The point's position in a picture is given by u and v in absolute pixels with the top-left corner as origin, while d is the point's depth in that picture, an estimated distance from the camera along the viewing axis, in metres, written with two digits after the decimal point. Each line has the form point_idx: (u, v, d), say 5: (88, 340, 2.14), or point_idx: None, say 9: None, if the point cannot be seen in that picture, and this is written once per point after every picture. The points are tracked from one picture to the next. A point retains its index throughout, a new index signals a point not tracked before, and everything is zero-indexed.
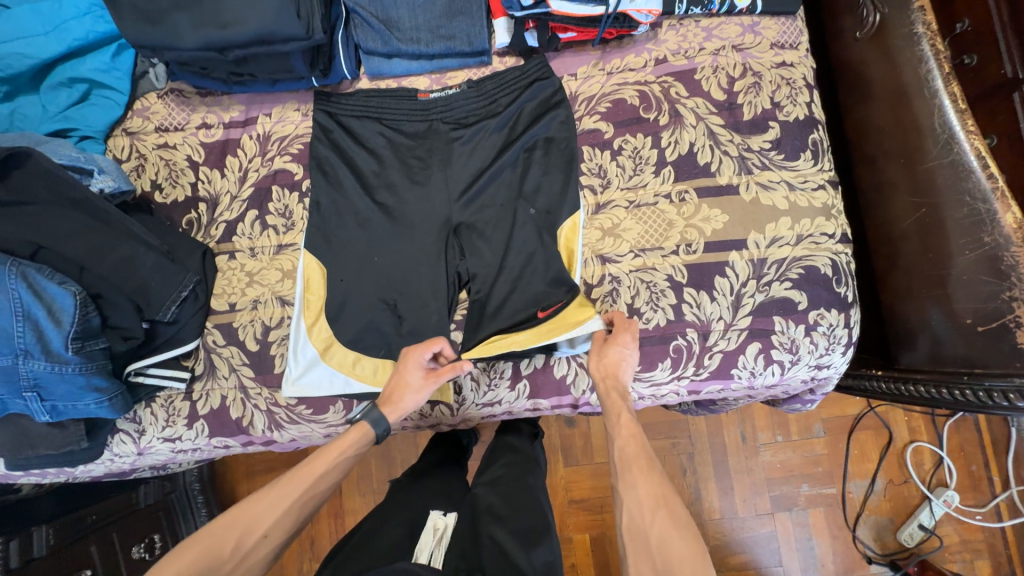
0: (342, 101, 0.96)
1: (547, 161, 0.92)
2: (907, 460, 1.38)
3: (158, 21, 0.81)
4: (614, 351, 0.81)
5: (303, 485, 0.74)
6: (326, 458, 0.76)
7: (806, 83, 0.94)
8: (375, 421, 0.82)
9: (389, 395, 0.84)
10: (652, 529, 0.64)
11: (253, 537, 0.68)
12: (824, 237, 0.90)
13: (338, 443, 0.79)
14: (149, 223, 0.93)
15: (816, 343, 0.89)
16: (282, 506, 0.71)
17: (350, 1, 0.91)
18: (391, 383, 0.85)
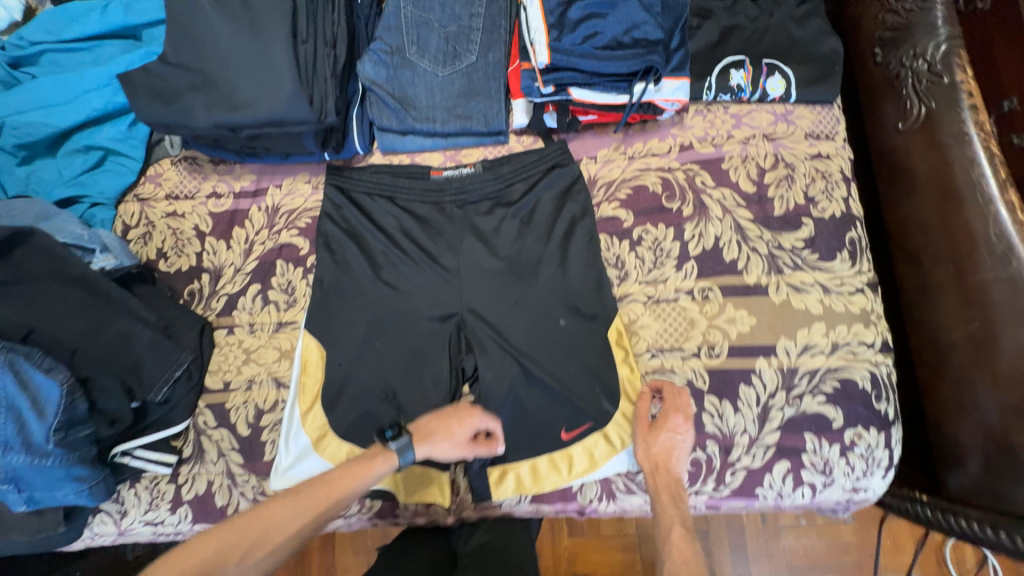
0: (355, 175, 0.93)
1: (564, 252, 0.88)
2: (946, 558, 1.25)
3: (172, 101, 0.80)
4: (664, 437, 0.77)
5: (316, 504, 0.72)
6: (348, 478, 0.74)
7: (843, 177, 0.88)
8: (399, 451, 0.75)
9: (424, 430, 0.79)
10: None
11: (252, 555, 0.67)
12: (863, 347, 0.82)
13: (365, 464, 0.75)
14: (150, 294, 0.90)
15: (852, 465, 0.80)
16: (291, 523, 0.70)
17: (366, 80, 0.90)
18: (430, 420, 0.80)
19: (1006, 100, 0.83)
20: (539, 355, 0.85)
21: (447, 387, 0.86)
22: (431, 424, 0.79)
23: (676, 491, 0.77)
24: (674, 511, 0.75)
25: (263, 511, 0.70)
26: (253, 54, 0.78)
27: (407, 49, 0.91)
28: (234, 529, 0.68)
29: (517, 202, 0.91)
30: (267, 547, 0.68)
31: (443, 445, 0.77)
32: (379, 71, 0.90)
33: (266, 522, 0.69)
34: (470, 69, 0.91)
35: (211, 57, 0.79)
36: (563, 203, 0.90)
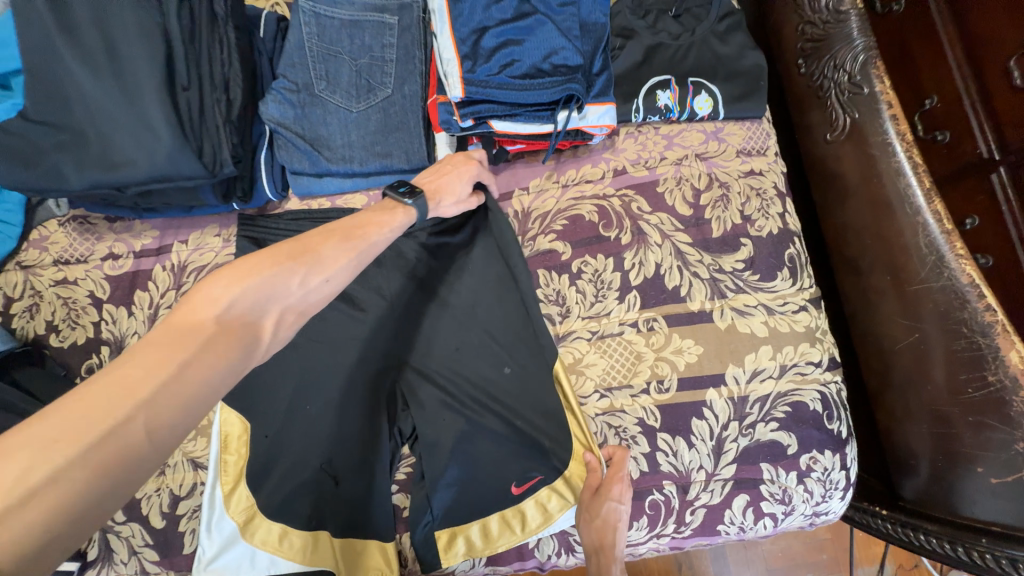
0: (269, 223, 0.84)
1: (495, 293, 0.81)
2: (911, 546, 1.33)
3: (36, 161, 0.70)
4: (607, 506, 0.71)
5: (358, 239, 0.62)
6: (372, 220, 0.65)
7: (777, 193, 0.86)
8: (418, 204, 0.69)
9: (431, 187, 0.73)
10: None
11: (302, 278, 0.55)
12: (811, 367, 0.80)
13: (388, 214, 0.67)
14: (37, 377, 0.79)
15: (810, 491, 0.78)
16: (340, 261, 0.59)
17: (271, 122, 0.82)
18: (430, 178, 0.74)
19: (927, 100, 0.83)
20: (481, 406, 0.79)
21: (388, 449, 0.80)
22: (429, 178, 0.74)
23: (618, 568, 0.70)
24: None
25: (296, 249, 0.56)
26: (126, 103, 0.69)
27: (315, 85, 0.84)
28: (274, 250, 0.55)
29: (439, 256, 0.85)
30: (318, 272, 0.56)
31: (445, 204, 0.74)
32: (285, 111, 0.83)
33: (281, 282, 0.53)
34: (386, 102, 0.85)
35: (81, 109, 0.70)
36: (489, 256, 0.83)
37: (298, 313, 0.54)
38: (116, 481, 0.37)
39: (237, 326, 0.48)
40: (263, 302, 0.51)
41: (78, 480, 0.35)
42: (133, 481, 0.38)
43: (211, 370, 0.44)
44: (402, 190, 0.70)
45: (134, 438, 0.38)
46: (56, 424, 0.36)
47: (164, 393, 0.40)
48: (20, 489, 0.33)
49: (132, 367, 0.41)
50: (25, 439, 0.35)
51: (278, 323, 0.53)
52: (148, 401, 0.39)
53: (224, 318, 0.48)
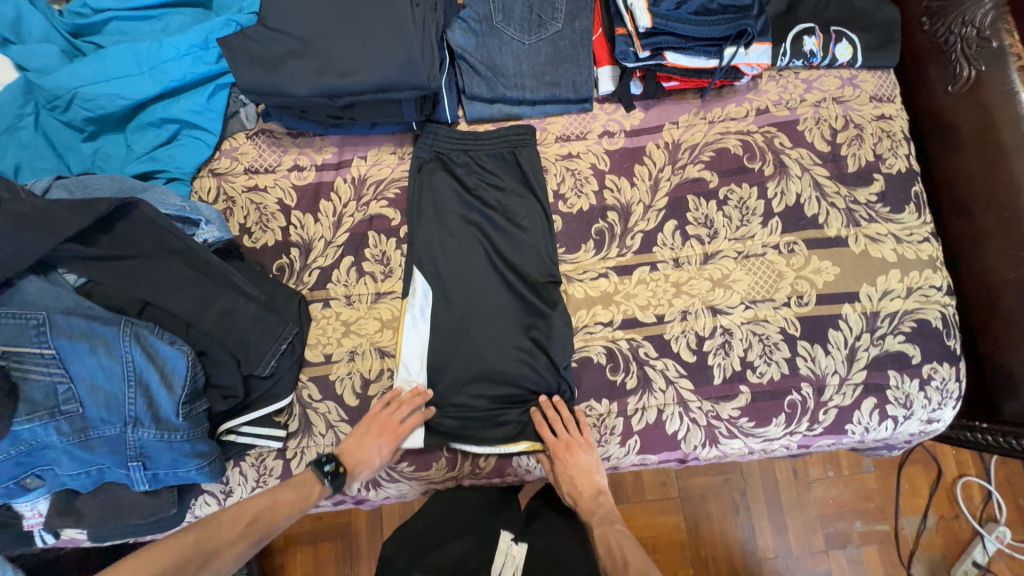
0: (440, 140, 0.93)
1: (457, 230, 0.91)
2: (957, 495, 1.30)
3: (273, 67, 0.81)
4: (582, 458, 0.84)
5: (259, 527, 0.73)
6: (286, 505, 0.76)
7: (905, 136, 0.95)
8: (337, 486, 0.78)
9: (352, 458, 0.80)
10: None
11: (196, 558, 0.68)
12: (934, 290, 0.90)
13: (300, 489, 0.78)
14: (242, 269, 0.87)
15: (929, 398, 0.88)
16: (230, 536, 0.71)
17: (458, 47, 0.91)
18: (356, 444, 0.81)
19: None
20: (638, 309, 0.89)
21: (537, 341, 0.87)
22: (358, 449, 0.81)
23: (599, 505, 0.84)
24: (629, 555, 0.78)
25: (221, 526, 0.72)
26: (365, 23, 0.81)
27: (494, 17, 0.91)
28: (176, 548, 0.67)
29: (473, 202, 0.92)
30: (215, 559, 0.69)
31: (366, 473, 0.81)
32: (469, 39, 0.91)
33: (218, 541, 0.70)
34: (556, 37, 0.92)
35: (315, 24, 0.81)
36: (521, 209, 0.92)
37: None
38: None
39: None
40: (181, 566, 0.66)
41: None
42: None
43: None
44: (326, 466, 0.79)
45: None
46: None
47: None
48: None
49: None
50: None
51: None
52: None
53: None
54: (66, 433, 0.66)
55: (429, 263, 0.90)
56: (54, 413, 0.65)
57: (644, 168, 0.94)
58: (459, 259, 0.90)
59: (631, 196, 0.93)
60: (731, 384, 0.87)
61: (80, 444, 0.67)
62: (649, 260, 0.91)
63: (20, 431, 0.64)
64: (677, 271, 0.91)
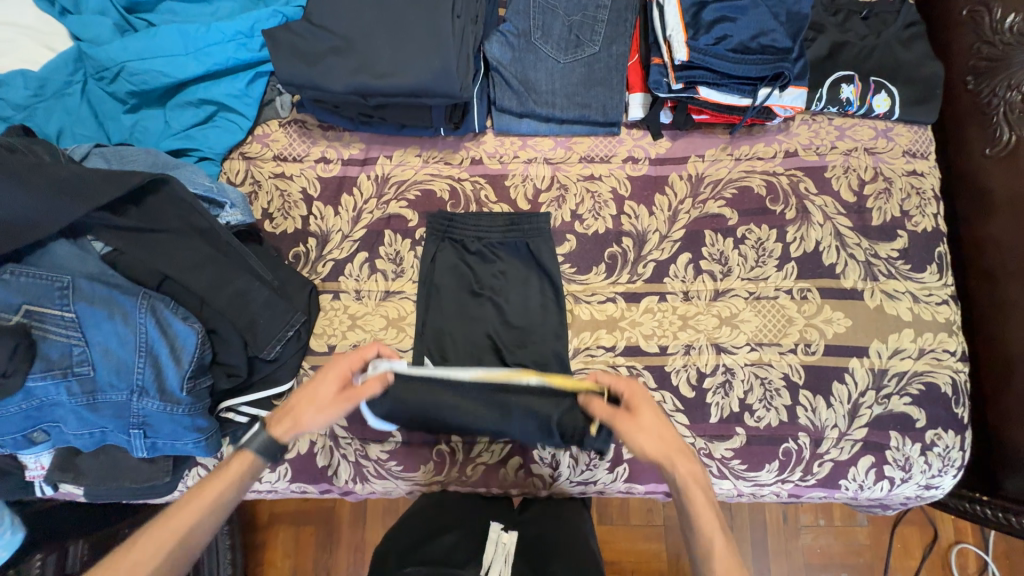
0: (459, 222, 0.93)
1: (467, 300, 0.91)
2: (951, 562, 1.27)
3: (312, 62, 0.83)
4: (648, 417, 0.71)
5: (169, 531, 0.63)
6: (204, 491, 0.66)
7: (935, 194, 0.93)
8: (262, 446, 0.71)
9: (292, 402, 0.73)
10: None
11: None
12: (946, 355, 0.88)
13: (221, 474, 0.68)
14: (258, 252, 0.90)
15: (930, 463, 0.86)
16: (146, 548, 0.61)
17: (494, 60, 0.92)
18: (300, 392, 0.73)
19: None
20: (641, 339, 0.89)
21: None
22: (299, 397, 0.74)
23: (679, 444, 0.71)
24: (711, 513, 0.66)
25: (144, 540, 0.62)
26: (406, 27, 0.82)
27: (533, 33, 0.92)
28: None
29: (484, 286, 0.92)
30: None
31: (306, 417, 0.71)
32: (505, 52, 0.92)
33: (137, 558, 0.61)
34: (592, 59, 0.92)
35: (358, 25, 0.83)
36: (532, 295, 0.92)
37: None
38: None
39: None
40: None
41: None
42: None
43: None
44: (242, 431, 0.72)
45: None
46: None
47: None
48: None
49: None
50: None
51: None
52: None
53: None
54: (76, 394, 0.68)
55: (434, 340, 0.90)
56: (66, 373, 0.67)
57: (664, 198, 0.94)
58: (467, 322, 0.90)
59: (648, 224, 0.93)
60: (727, 425, 0.86)
61: (87, 405, 0.69)
62: (658, 290, 0.91)
63: (34, 387, 0.66)
64: (685, 304, 0.90)
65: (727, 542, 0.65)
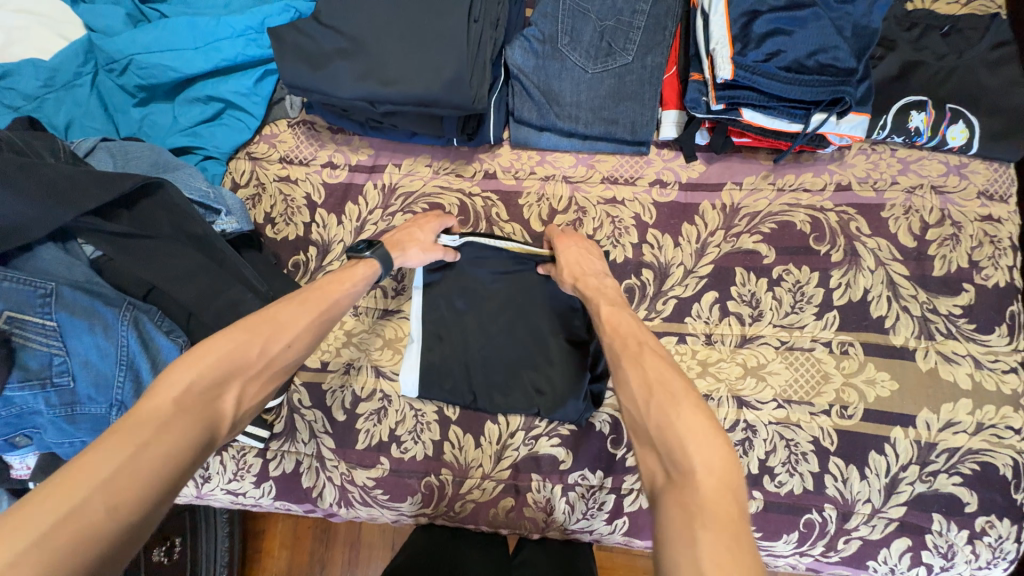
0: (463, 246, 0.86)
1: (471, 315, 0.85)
2: None
3: (319, 65, 0.77)
4: (576, 248, 0.79)
5: (315, 301, 0.67)
6: (334, 284, 0.70)
7: (1013, 245, 0.80)
8: (383, 258, 0.76)
9: (390, 239, 0.80)
10: (650, 365, 0.60)
11: (243, 355, 0.58)
12: (1009, 433, 0.76)
13: (347, 271, 0.73)
14: (258, 261, 0.85)
15: (977, 553, 0.75)
16: (299, 320, 0.64)
17: (514, 67, 0.84)
18: (397, 232, 0.81)
19: None
20: None
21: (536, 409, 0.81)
22: (397, 235, 0.80)
23: (605, 288, 0.74)
24: (644, 352, 0.62)
25: (278, 311, 0.64)
26: (420, 30, 0.76)
27: (560, 39, 0.84)
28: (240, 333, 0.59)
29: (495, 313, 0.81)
30: (278, 338, 0.62)
31: (410, 251, 0.79)
32: (528, 59, 0.84)
33: (276, 320, 0.63)
34: (623, 69, 0.83)
35: (369, 25, 0.77)
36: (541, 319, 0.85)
37: (261, 383, 0.60)
38: (83, 516, 0.42)
39: (192, 404, 0.53)
40: (229, 372, 0.56)
41: (79, 529, 0.42)
42: (132, 477, 0.46)
43: (171, 448, 0.49)
44: (361, 246, 0.77)
45: (101, 508, 0.43)
46: (176, 442, 0.49)
47: (133, 457, 0.46)
48: (63, 509, 0.42)
49: (124, 432, 0.48)
50: (189, 436, 0.50)
51: (242, 397, 0.58)
52: (102, 484, 0.44)
53: (179, 403, 0.52)
54: (54, 405, 0.65)
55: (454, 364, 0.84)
56: (45, 383, 0.65)
57: (692, 228, 0.85)
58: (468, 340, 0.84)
59: (672, 256, 0.85)
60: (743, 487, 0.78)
61: (66, 417, 0.66)
62: (678, 330, 0.83)
63: (11, 396, 0.63)
64: (707, 348, 0.82)
65: (680, 378, 0.57)
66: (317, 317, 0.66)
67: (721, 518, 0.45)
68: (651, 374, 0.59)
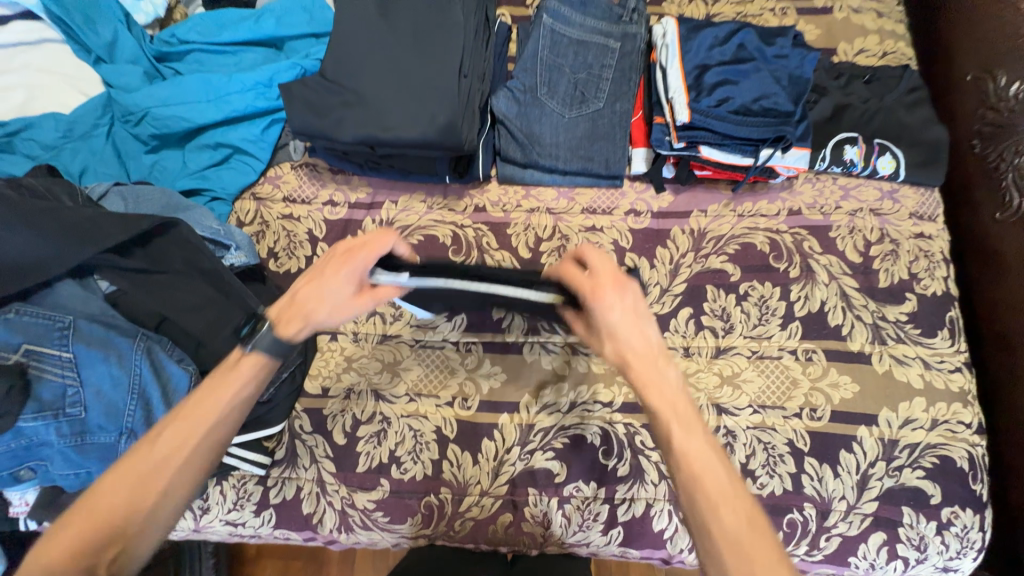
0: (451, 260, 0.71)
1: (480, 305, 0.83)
2: None
3: (325, 114, 0.86)
4: (629, 326, 0.60)
5: (191, 424, 0.59)
6: (212, 399, 0.61)
7: (944, 258, 0.91)
8: (268, 347, 0.64)
9: (294, 305, 0.66)
10: (733, 526, 0.51)
11: (121, 505, 0.54)
12: (961, 427, 0.84)
13: (225, 373, 0.63)
14: (262, 293, 0.89)
15: (947, 544, 0.81)
16: (174, 451, 0.57)
17: (500, 114, 0.95)
18: (305, 290, 0.66)
19: None
20: None
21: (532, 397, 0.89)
22: (304, 293, 0.66)
23: (674, 399, 0.58)
24: (659, 390, 0.59)
25: (145, 448, 0.57)
26: (416, 84, 0.86)
27: (539, 89, 0.95)
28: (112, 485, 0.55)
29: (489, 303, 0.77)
30: (153, 479, 0.56)
31: (320, 317, 0.66)
32: (511, 106, 0.94)
33: (159, 454, 0.57)
34: (596, 114, 0.94)
35: (370, 80, 0.86)
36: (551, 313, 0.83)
37: (147, 531, 0.55)
38: None
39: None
40: (102, 528, 0.53)
41: None
42: None
43: None
44: (246, 332, 0.67)
45: None
46: None
47: None
48: None
49: None
50: None
51: (119, 557, 0.53)
52: None
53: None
54: (64, 435, 0.68)
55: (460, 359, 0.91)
56: (57, 414, 0.67)
57: (666, 251, 0.94)
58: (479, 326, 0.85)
59: (649, 277, 0.93)
60: None
61: (75, 447, 0.69)
62: None
63: (23, 427, 0.66)
64: (686, 360, 0.88)
65: (773, 554, 0.51)
66: (195, 443, 0.58)
67: (738, 504, 0.53)
68: (739, 545, 0.51)
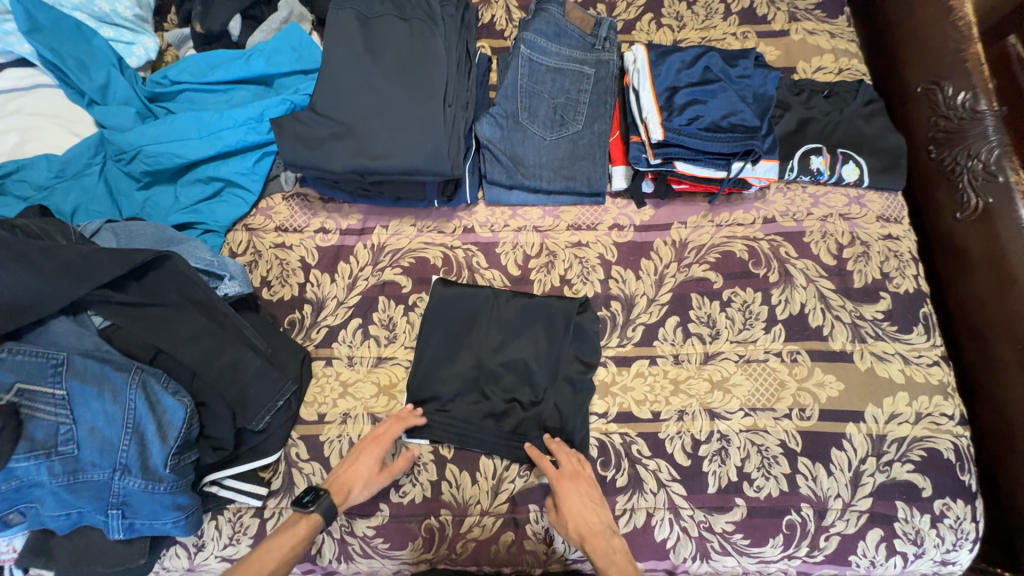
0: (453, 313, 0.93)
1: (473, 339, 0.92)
2: None
3: (316, 145, 0.90)
4: (579, 498, 0.79)
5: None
6: (275, 555, 0.72)
7: (913, 257, 0.96)
8: (324, 513, 0.75)
9: (339, 484, 0.79)
10: None
11: None
12: (944, 419, 0.87)
13: (290, 531, 0.75)
14: (255, 321, 0.92)
15: (942, 536, 0.82)
16: None
17: (484, 139, 0.99)
18: (345, 472, 0.80)
19: None
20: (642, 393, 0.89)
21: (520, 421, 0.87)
22: (343, 476, 0.80)
23: (613, 552, 0.75)
24: (601, 541, 0.76)
25: None
26: (402, 114, 0.89)
27: (520, 114, 1.00)
28: None
29: (483, 346, 0.91)
30: None
31: (356, 495, 0.79)
32: (494, 131, 0.99)
33: None
34: (575, 136, 0.99)
35: (358, 112, 0.90)
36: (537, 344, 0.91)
37: None
38: None
39: None
40: None
41: None
42: None
43: None
44: (306, 499, 0.76)
45: None
46: None
47: None
48: None
49: None
50: None
51: None
52: None
53: None
54: (56, 474, 0.67)
55: (465, 369, 0.90)
56: (50, 453, 0.67)
57: (650, 262, 0.97)
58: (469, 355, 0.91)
59: (635, 288, 0.96)
60: (726, 495, 0.84)
61: (68, 486, 0.68)
62: (648, 353, 0.92)
63: (15, 468, 0.66)
64: (676, 367, 0.91)
65: None
66: None
67: None
68: None
